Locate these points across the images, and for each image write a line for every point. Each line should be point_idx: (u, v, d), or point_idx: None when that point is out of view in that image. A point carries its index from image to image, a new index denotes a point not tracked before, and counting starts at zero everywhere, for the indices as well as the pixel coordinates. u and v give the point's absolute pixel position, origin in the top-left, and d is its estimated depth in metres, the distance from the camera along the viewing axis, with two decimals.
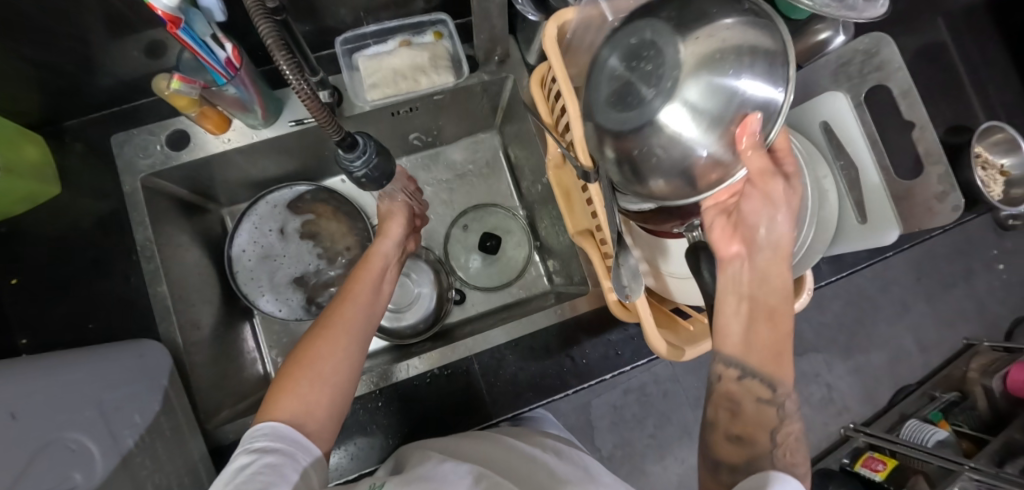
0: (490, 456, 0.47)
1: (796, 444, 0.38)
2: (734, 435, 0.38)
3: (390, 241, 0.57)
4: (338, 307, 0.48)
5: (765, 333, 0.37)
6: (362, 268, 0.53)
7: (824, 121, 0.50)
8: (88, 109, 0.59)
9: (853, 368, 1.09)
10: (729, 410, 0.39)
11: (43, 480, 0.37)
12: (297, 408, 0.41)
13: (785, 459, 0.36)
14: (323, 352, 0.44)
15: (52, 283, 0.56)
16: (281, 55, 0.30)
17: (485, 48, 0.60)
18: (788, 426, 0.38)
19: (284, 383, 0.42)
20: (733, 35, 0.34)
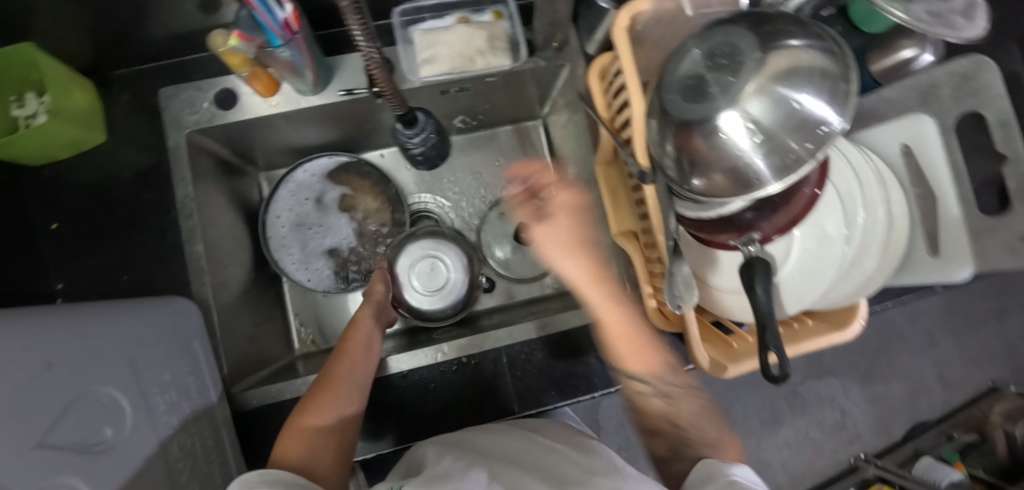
0: (514, 453, 0.45)
1: (696, 418, 0.42)
2: (649, 431, 0.45)
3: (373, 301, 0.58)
4: (338, 360, 0.49)
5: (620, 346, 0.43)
6: (353, 327, 0.54)
7: (905, 144, 0.47)
8: (137, 58, 0.58)
9: (871, 396, 0.99)
10: (635, 406, 0.46)
11: (75, 432, 0.35)
12: (306, 460, 0.41)
13: (693, 435, 0.41)
14: (327, 403, 0.45)
15: (89, 231, 0.56)
16: (353, 21, 0.31)
17: (545, 32, 0.58)
18: (683, 406, 0.43)
19: (290, 439, 0.42)
20: (809, 58, 0.38)
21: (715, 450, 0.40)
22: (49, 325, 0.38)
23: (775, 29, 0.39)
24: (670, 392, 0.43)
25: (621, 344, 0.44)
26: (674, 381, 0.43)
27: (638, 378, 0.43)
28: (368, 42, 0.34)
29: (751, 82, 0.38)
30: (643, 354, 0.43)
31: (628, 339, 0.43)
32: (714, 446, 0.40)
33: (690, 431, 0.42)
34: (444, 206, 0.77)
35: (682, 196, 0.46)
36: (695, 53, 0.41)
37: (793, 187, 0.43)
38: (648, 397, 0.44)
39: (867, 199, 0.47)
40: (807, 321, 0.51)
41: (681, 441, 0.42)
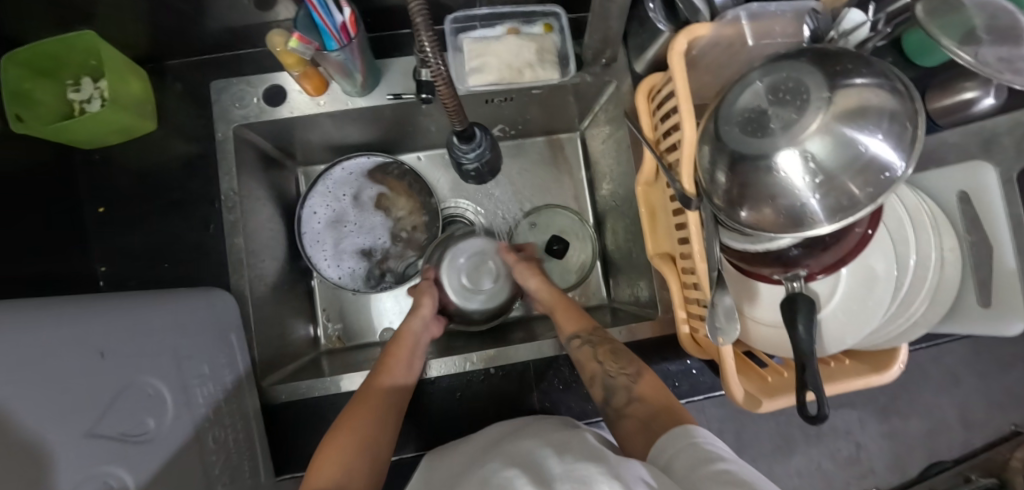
0: (517, 448, 0.40)
1: (617, 352, 0.53)
2: (588, 378, 0.52)
3: (417, 318, 0.61)
4: (376, 379, 0.51)
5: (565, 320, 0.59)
6: (396, 344, 0.57)
7: (962, 191, 0.46)
8: (191, 50, 0.59)
9: (888, 431, 0.94)
10: (577, 363, 0.54)
11: (122, 421, 0.36)
12: (339, 475, 0.40)
13: (613, 367, 0.51)
14: (362, 419, 0.46)
15: (135, 217, 0.58)
16: (422, 33, 0.32)
17: (595, 48, 0.58)
18: (603, 348, 0.53)
19: (326, 452, 0.42)
20: (878, 99, 0.37)
21: (643, 400, 0.47)
22: (102, 312, 0.39)
23: (844, 67, 0.38)
24: (597, 339, 0.55)
25: (561, 317, 0.60)
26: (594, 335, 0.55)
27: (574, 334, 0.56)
28: (435, 51, 0.33)
29: (816, 119, 0.37)
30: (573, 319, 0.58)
31: (568, 313, 0.60)
32: (630, 385, 0.49)
33: (612, 367, 0.51)
34: (476, 212, 0.77)
35: (729, 226, 0.46)
36: (758, 85, 0.40)
37: (846, 227, 0.43)
38: (581, 349, 0.54)
39: (920, 245, 0.46)
40: (844, 361, 0.51)
41: (605, 375, 0.51)
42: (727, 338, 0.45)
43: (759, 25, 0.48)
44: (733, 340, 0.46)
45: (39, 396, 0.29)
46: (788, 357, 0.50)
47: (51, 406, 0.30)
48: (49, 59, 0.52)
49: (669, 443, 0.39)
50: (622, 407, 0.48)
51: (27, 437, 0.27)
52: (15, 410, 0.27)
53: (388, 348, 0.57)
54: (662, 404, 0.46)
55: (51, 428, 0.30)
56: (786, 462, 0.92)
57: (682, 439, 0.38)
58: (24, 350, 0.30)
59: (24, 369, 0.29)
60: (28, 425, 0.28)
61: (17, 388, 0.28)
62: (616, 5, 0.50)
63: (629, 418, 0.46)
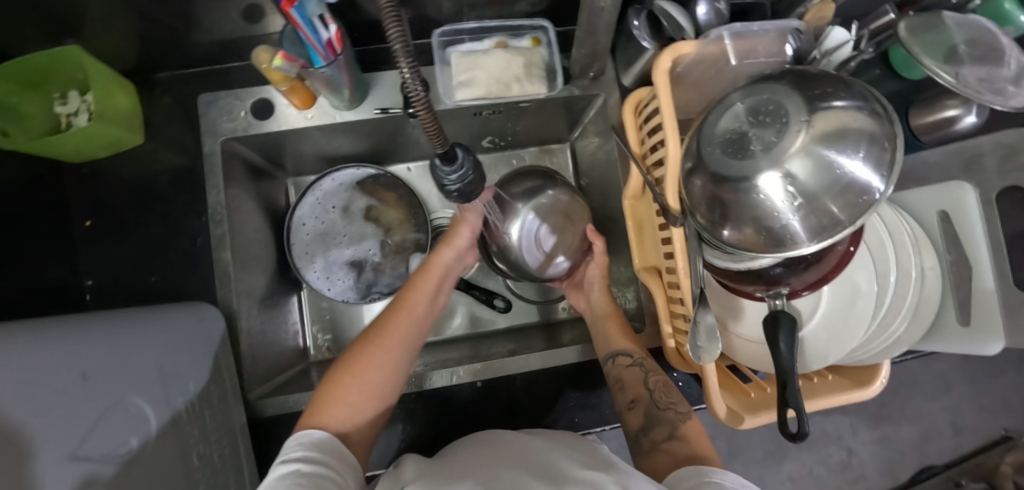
0: (516, 443, 0.43)
1: (667, 387, 0.53)
2: (629, 402, 0.52)
3: (450, 252, 0.56)
4: (394, 316, 0.50)
5: (614, 331, 0.58)
6: (422, 275, 0.55)
7: (942, 210, 0.47)
8: (181, 64, 0.59)
9: (879, 436, 0.92)
10: (619, 386, 0.53)
11: (106, 442, 0.36)
12: (341, 415, 0.43)
13: (664, 402, 0.51)
14: (373, 358, 0.46)
15: (122, 230, 0.58)
16: (403, 66, 0.24)
17: (582, 62, 0.58)
18: (655, 377, 0.54)
19: (333, 386, 0.45)
20: (857, 122, 0.38)
21: (685, 441, 0.47)
22: (71, 338, 0.39)
23: (823, 90, 0.39)
24: (648, 366, 0.55)
25: (611, 328, 0.59)
26: (646, 361, 0.55)
27: (625, 352, 0.55)
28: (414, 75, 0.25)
29: (796, 141, 0.37)
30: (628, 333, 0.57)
31: (619, 325, 0.59)
32: (676, 422, 0.49)
33: (662, 400, 0.52)
34: None
35: (712, 244, 0.46)
36: (739, 107, 0.40)
37: (827, 247, 0.43)
38: (631, 369, 0.54)
39: (900, 263, 0.46)
40: (827, 376, 0.51)
41: (653, 406, 0.51)
42: (710, 356, 0.46)
43: (742, 43, 0.48)
44: (716, 358, 0.46)
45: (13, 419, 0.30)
46: (770, 373, 0.50)
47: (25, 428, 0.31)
48: (37, 72, 0.52)
49: (682, 479, 0.40)
50: (659, 441, 0.48)
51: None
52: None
53: (413, 277, 0.55)
54: (701, 450, 0.45)
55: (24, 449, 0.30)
56: (777, 468, 0.90)
57: (694, 478, 0.39)
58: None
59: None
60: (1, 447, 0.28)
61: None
62: (602, 22, 0.50)
63: (665, 454, 0.46)
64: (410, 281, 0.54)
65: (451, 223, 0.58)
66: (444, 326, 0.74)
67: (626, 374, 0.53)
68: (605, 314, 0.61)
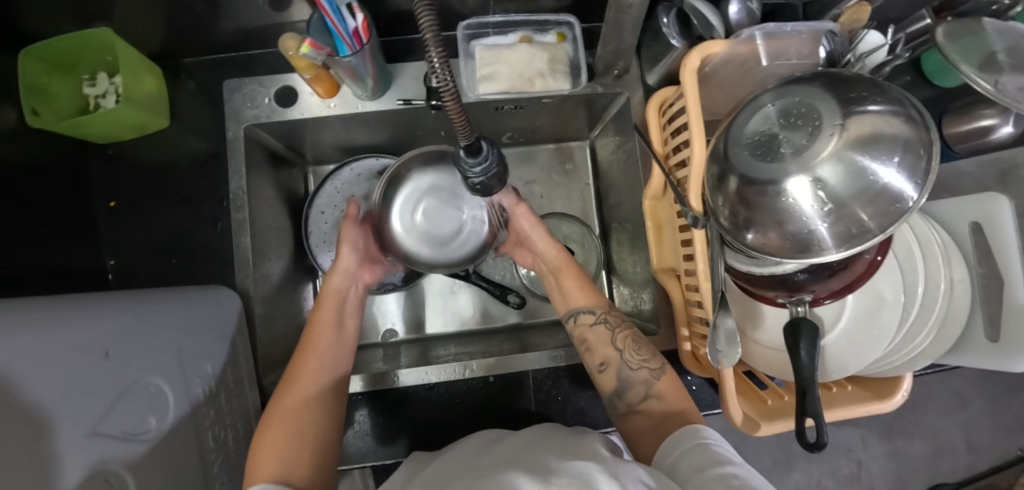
0: (516, 444, 0.41)
1: (636, 340, 0.52)
2: (598, 364, 0.51)
3: (343, 272, 0.58)
4: (301, 356, 0.50)
5: (571, 285, 0.58)
6: (319, 309, 0.55)
7: (974, 221, 0.46)
8: (207, 50, 0.59)
9: (890, 450, 0.89)
10: (586, 348, 0.53)
11: (124, 420, 0.37)
12: (280, 462, 0.40)
13: (634, 359, 0.50)
14: (296, 399, 0.45)
15: (144, 213, 0.59)
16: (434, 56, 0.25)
17: (607, 60, 0.58)
18: (622, 333, 0.52)
19: (261, 443, 0.42)
20: (892, 128, 0.37)
21: (660, 400, 0.47)
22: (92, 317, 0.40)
23: (858, 94, 0.38)
24: (612, 322, 0.54)
25: (568, 284, 0.59)
26: (607, 314, 0.54)
27: (585, 309, 0.55)
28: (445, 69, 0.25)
29: (828, 146, 0.36)
30: (585, 290, 0.57)
31: (575, 281, 0.58)
32: (650, 380, 0.48)
33: (633, 359, 0.50)
34: None
35: (735, 247, 0.45)
36: (770, 109, 0.40)
37: (853, 255, 0.42)
38: (594, 328, 0.54)
39: (928, 274, 0.45)
40: (847, 386, 0.50)
41: (624, 365, 0.50)
42: (729, 360, 0.45)
43: (774, 44, 0.47)
44: (735, 363, 0.45)
45: (42, 403, 0.30)
46: (789, 381, 0.50)
47: (52, 410, 0.31)
48: (67, 55, 0.53)
49: (675, 446, 0.39)
50: (635, 402, 0.48)
51: (27, 447, 0.28)
52: (17, 419, 0.27)
53: (311, 317, 0.55)
54: (680, 406, 0.45)
55: (52, 435, 0.30)
56: (784, 478, 0.87)
57: (688, 440, 0.39)
58: (26, 359, 0.30)
59: (24, 375, 0.29)
60: (31, 434, 0.28)
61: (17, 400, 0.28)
62: (630, 19, 0.50)
63: (642, 415, 0.47)
64: (309, 324, 0.54)
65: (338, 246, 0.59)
66: (456, 319, 0.74)
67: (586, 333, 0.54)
68: (553, 268, 0.61)
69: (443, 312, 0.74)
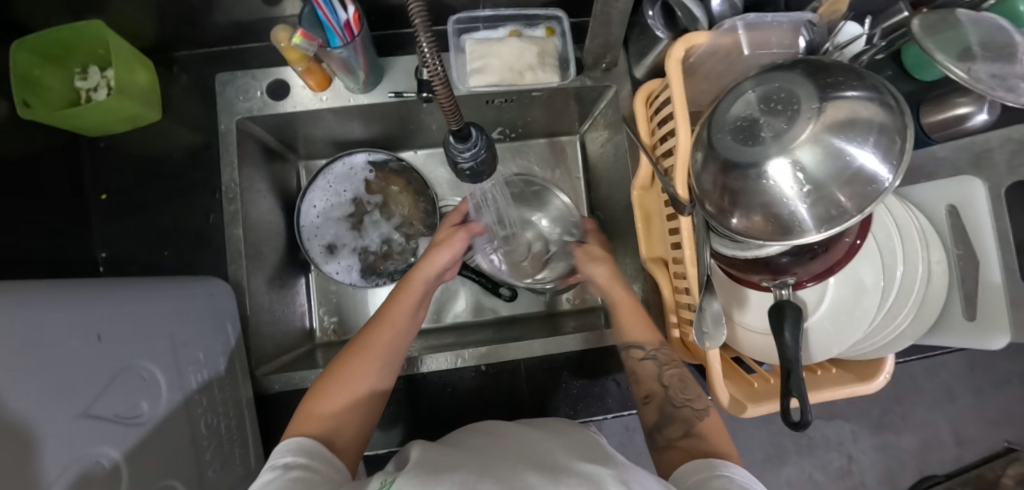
0: (517, 441, 0.41)
1: (686, 381, 0.50)
2: (643, 396, 0.51)
3: (432, 268, 0.56)
4: (375, 327, 0.49)
5: (625, 318, 0.56)
6: (403, 287, 0.53)
7: (951, 205, 0.47)
8: (201, 43, 0.60)
9: (880, 444, 0.89)
10: (633, 379, 0.53)
11: (116, 404, 0.37)
12: (327, 423, 0.41)
13: (679, 398, 0.49)
14: (358, 368, 0.45)
15: (137, 205, 0.59)
16: (421, 32, 0.28)
17: (595, 53, 0.59)
18: (671, 371, 0.51)
19: (317, 397, 0.42)
20: (868, 111, 0.38)
21: (701, 438, 0.43)
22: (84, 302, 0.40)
23: (835, 79, 0.39)
24: (664, 359, 0.52)
25: (624, 318, 0.56)
26: (659, 350, 0.52)
27: (635, 343, 0.53)
28: (433, 54, 0.29)
29: (806, 129, 0.38)
30: (638, 321, 0.55)
31: (634, 313, 0.56)
32: (692, 419, 0.46)
33: (677, 397, 0.49)
34: None
35: (720, 232, 0.46)
36: (750, 95, 0.41)
37: (834, 237, 0.43)
38: (644, 362, 0.52)
39: (907, 256, 0.46)
40: (830, 369, 0.51)
41: (667, 402, 0.49)
42: (716, 343, 0.46)
43: (757, 36, 0.48)
44: (721, 345, 0.46)
45: (35, 384, 0.30)
46: (774, 365, 0.50)
47: (45, 392, 0.31)
48: (59, 47, 0.53)
49: (697, 467, 0.39)
50: (675, 438, 0.45)
51: (17, 431, 0.27)
52: (6, 402, 0.27)
53: (394, 290, 0.53)
54: (718, 445, 0.42)
55: (42, 417, 0.30)
56: (777, 472, 0.88)
57: (705, 471, 0.38)
58: (18, 342, 0.30)
59: (17, 356, 0.29)
60: (21, 413, 0.28)
61: (11, 384, 0.28)
62: (615, 12, 0.51)
63: (679, 451, 0.43)
64: (392, 295, 0.53)
65: (436, 237, 0.59)
66: (449, 313, 0.75)
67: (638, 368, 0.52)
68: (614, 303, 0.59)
69: (435, 305, 0.75)
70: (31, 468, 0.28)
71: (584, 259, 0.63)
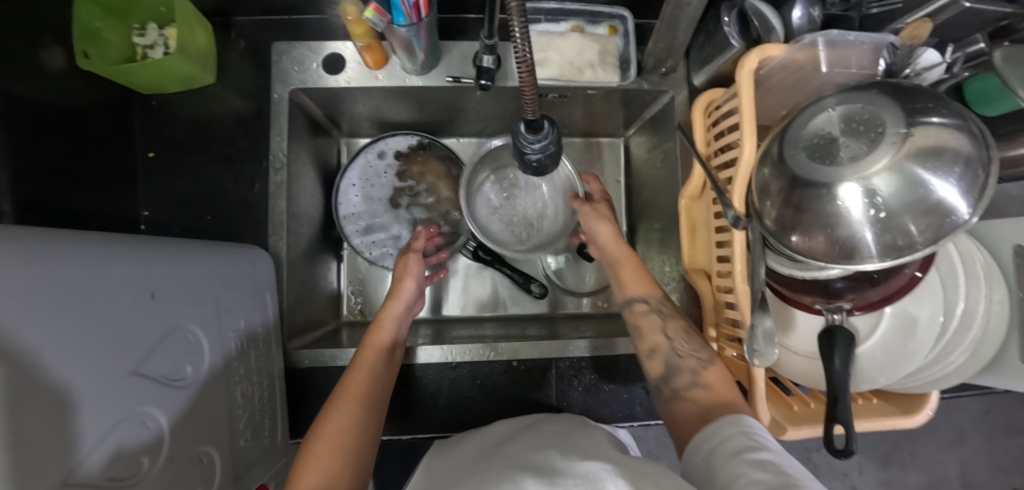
0: (530, 446, 0.41)
1: (687, 329, 0.51)
2: (647, 350, 0.50)
3: (399, 305, 0.57)
4: (353, 375, 0.48)
5: (630, 276, 0.56)
6: (373, 332, 0.54)
7: (1018, 245, 0.46)
8: (260, 10, 0.59)
9: (886, 480, 0.88)
10: (636, 334, 0.52)
11: (163, 365, 0.36)
12: (324, 478, 0.38)
13: (684, 348, 0.49)
14: (342, 417, 0.44)
15: (182, 167, 0.59)
16: (515, 22, 0.27)
17: (658, 56, 0.58)
18: (674, 323, 0.51)
19: (310, 456, 0.40)
20: (955, 141, 0.37)
21: (709, 389, 0.46)
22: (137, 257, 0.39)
23: (923, 104, 0.38)
24: (666, 311, 0.52)
25: (626, 275, 0.56)
26: (661, 304, 0.53)
27: (639, 298, 0.54)
28: (524, 35, 0.27)
29: (886, 155, 0.37)
30: (642, 279, 0.55)
31: (637, 271, 0.56)
32: (697, 369, 0.47)
33: (683, 347, 0.49)
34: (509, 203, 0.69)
35: (777, 250, 0.45)
36: (831, 113, 0.40)
37: (896, 267, 0.42)
38: (648, 316, 0.52)
39: (968, 294, 0.45)
40: (871, 399, 0.51)
41: (672, 353, 0.49)
42: (765, 361, 0.45)
43: (834, 53, 0.48)
44: (768, 364, 0.46)
45: (86, 338, 0.29)
46: (817, 390, 0.50)
47: (95, 347, 0.30)
48: None
49: (713, 432, 0.39)
50: (681, 389, 0.47)
51: (65, 384, 0.27)
52: (50, 357, 0.26)
53: (365, 336, 0.53)
54: (725, 397, 0.44)
55: (93, 372, 0.29)
56: None
57: (729, 427, 0.38)
58: (73, 294, 0.29)
59: (68, 307, 0.28)
60: (69, 366, 0.27)
61: (57, 339, 0.27)
62: (688, 17, 0.49)
63: (688, 402, 0.45)
64: (364, 341, 0.53)
65: (396, 273, 0.59)
66: (477, 305, 0.74)
67: (645, 323, 0.52)
68: (615, 258, 0.59)
69: (463, 294, 0.75)
70: (78, 424, 0.27)
71: (589, 216, 0.61)
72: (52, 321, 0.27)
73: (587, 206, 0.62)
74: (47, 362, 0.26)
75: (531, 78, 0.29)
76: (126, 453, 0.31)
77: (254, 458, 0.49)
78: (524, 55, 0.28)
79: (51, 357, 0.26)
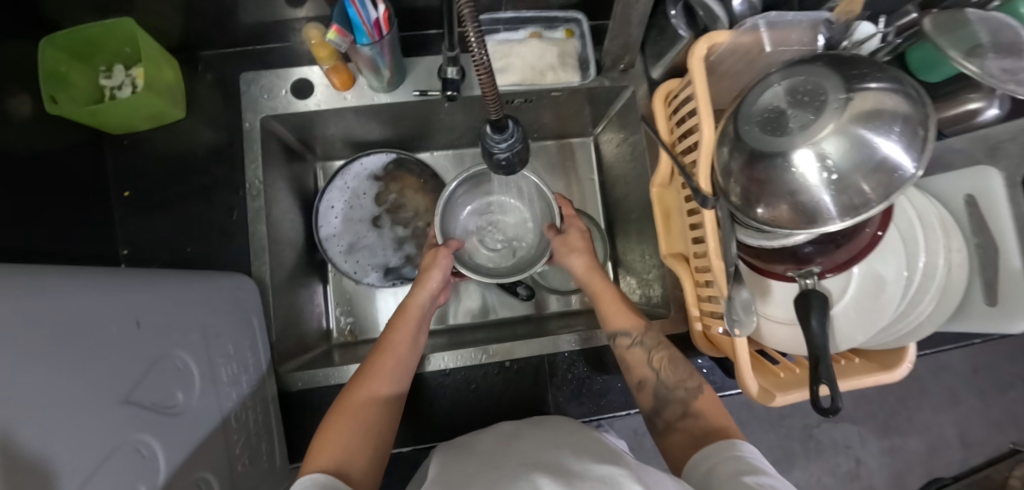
0: (533, 451, 0.40)
1: (675, 360, 0.52)
2: (636, 383, 0.52)
3: (427, 294, 0.56)
4: (377, 359, 0.48)
5: (608, 307, 0.57)
6: (400, 316, 0.54)
7: (968, 195, 0.49)
8: (226, 43, 0.61)
9: (887, 448, 0.89)
10: (624, 366, 0.54)
11: (154, 392, 0.36)
12: (339, 457, 0.39)
13: (671, 379, 0.50)
14: (359, 401, 0.44)
15: (159, 202, 0.59)
16: (471, 30, 0.28)
17: (615, 54, 0.60)
18: (659, 353, 0.52)
19: (326, 434, 0.41)
20: (892, 102, 0.39)
21: (699, 416, 0.47)
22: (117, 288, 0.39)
23: (860, 71, 0.40)
24: (651, 343, 0.53)
25: (608, 308, 0.57)
26: (643, 336, 0.53)
27: (623, 332, 0.54)
28: (479, 43, 0.29)
29: (831, 120, 0.39)
30: (623, 312, 0.56)
31: (615, 302, 0.57)
32: (687, 399, 0.49)
33: (670, 378, 0.51)
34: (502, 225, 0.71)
35: (745, 223, 0.47)
36: (778, 87, 0.42)
37: (857, 226, 0.45)
38: (632, 350, 0.53)
39: (929, 245, 0.48)
40: (854, 359, 0.52)
41: (660, 385, 0.50)
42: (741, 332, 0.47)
43: (775, 34, 0.51)
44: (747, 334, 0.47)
45: (76, 367, 0.29)
46: (801, 355, 0.51)
47: (84, 376, 0.30)
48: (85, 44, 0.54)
49: (712, 455, 0.40)
50: (674, 420, 0.48)
51: (59, 412, 0.27)
52: (41, 386, 0.26)
53: (392, 319, 0.54)
54: (718, 423, 0.45)
55: (84, 401, 0.29)
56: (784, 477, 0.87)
57: (727, 451, 0.40)
58: (61, 324, 0.29)
59: (56, 336, 0.29)
60: (60, 395, 0.28)
61: (46, 371, 0.27)
62: (637, 14, 0.52)
63: (679, 432, 0.47)
64: (390, 325, 0.53)
65: (424, 261, 0.58)
66: (466, 313, 0.75)
67: (631, 358, 0.53)
68: (592, 291, 0.60)
69: (452, 303, 0.75)
70: (75, 450, 0.28)
71: (561, 250, 0.62)
72: (40, 350, 0.27)
73: (559, 238, 0.63)
74: (37, 391, 0.26)
75: (489, 79, 0.30)
76: (125, 477, 0.31)
77: (253, 484, 0.48)
78: (481, 57, 0.29)
79: (42, 387, 0.26)
